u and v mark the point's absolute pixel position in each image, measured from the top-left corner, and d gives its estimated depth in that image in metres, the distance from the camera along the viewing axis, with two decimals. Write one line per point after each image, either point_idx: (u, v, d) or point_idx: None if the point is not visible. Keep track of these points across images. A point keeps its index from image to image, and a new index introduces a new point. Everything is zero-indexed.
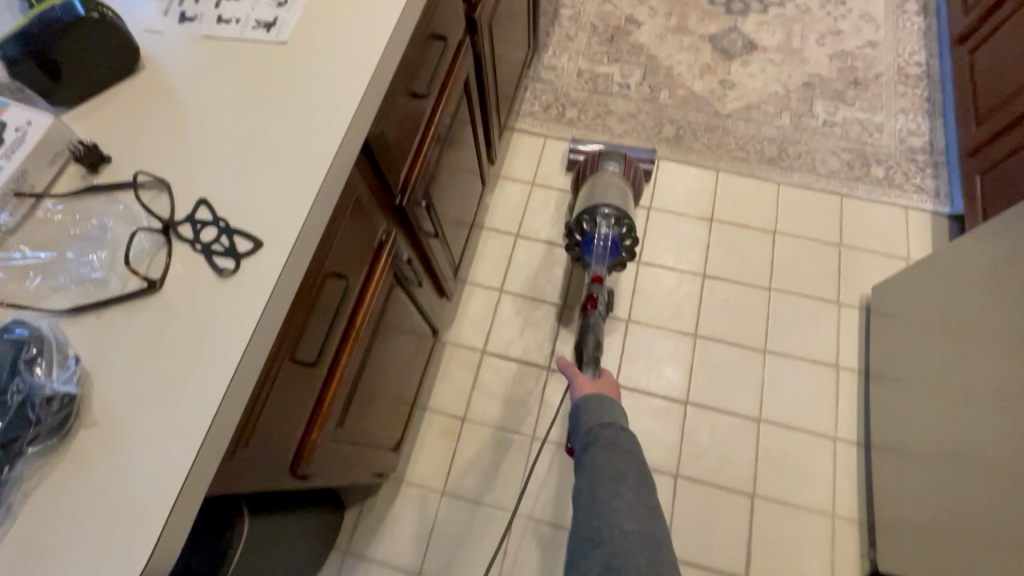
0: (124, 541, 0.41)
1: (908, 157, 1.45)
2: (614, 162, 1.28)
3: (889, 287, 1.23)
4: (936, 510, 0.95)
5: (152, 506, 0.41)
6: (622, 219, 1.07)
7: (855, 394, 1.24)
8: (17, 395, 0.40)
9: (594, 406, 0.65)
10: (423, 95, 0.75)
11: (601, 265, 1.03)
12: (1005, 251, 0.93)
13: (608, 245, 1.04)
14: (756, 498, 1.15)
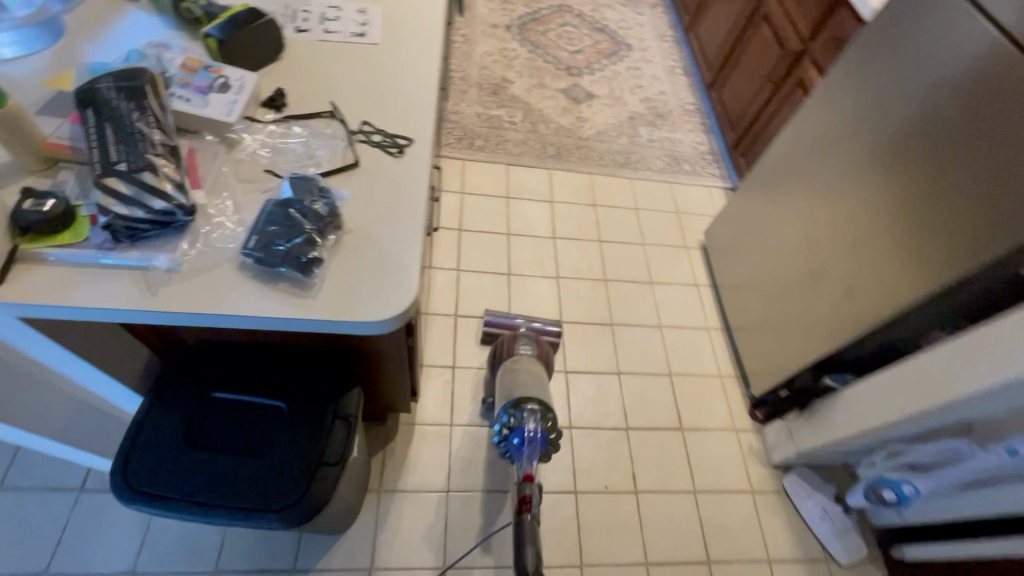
0: (399, 283, 0.66)
1: (700, 156, 2.20)
2: (527, 344, 1.35)
3: (714, 229, 1.87)
4: (777, 338, 1.50)
5: (407, 265, 0.67)
6: (548, 413, 1.05)
7: (712, 300, 1.81)
8: (321, 201, 0.67)
9: None
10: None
11: (529, 458, 1.00)
12: (766, 181, 1.58)
13: (534, 441, 1.01)
14: (674, 376, 1.61)
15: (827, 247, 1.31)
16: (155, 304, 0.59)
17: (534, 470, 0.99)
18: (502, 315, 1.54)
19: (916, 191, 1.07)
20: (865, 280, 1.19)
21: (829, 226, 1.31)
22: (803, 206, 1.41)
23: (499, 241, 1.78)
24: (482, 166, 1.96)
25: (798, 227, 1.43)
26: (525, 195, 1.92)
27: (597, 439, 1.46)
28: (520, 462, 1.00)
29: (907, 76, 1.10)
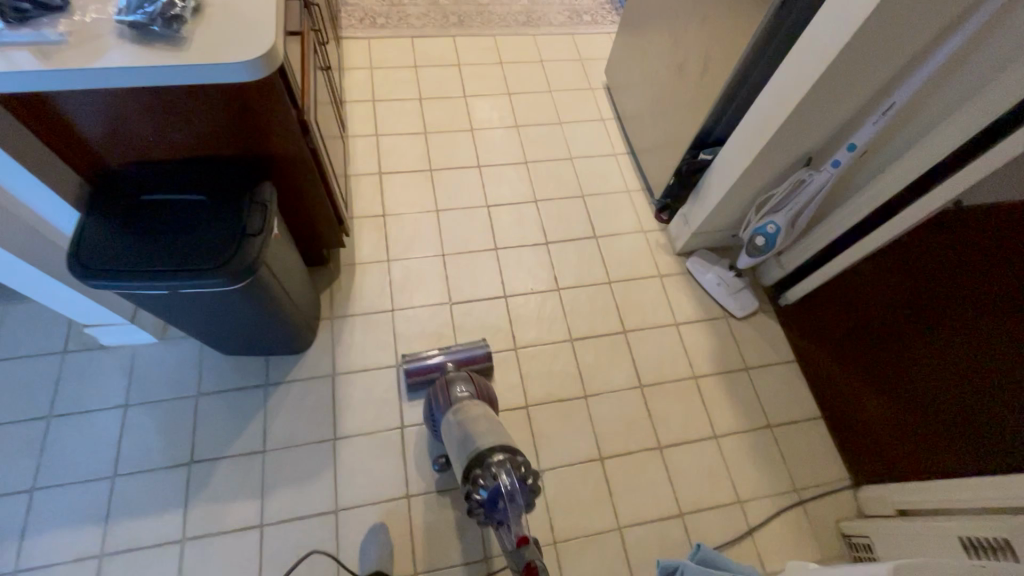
0: (259, 38, 0.79)
1: (599, 6, 2.28)
2: (464, 384, 1.25)
3: (613, 66, 1.99)
4: (666, 143, 1.67)
5: (264, 24, 0.80)
6: (517, 458, 0.99)
7: (618, 130, 1.96)
8: None
9: None
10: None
11: (516, 518, 0.94)
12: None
13: (514, 495, 0.94)
14: (586, 197, 1.79)
15: (685, 38, 1.46)
16: (52, 66, 0.72)
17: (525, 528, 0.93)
18: (420, 359, 1.40)
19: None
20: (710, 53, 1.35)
21: (683, 18, 1.45)
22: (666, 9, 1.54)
23: (412, 106, 1.89)
24: (387, 41, 2.03)
25: (666, 31, 1.56)
26: (432, 63, 2.01)
27: (522, 256, 1.65)
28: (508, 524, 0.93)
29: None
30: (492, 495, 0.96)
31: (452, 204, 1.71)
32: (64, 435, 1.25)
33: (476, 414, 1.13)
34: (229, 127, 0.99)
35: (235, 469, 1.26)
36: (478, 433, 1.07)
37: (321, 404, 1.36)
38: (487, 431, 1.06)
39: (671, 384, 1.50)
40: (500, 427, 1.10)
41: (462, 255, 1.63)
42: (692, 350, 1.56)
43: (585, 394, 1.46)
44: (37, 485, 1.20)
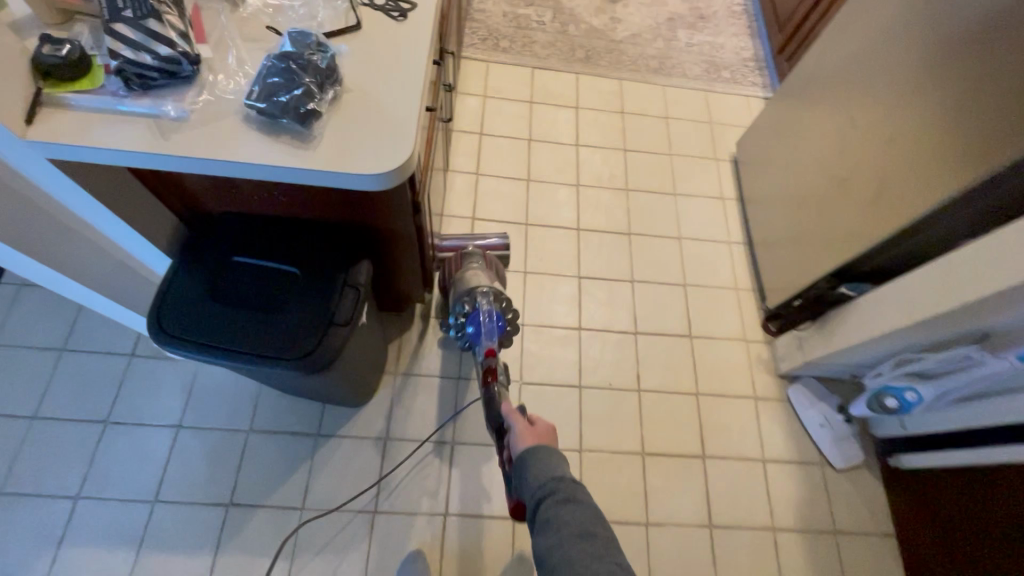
0: (396, 145, 0.68)
1: (742, 63, 2.06)
2: (475, 258, 1.25)
3: (747, 140, 1.78)
4: (798, 251, 1.46)
5: (404, 127, 0.69)
6: (500, 297, 1.17)
7: (737, 214, 1.76)
8: (319, 53, 0.68)
9: (543, 462, 0.79)
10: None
11: (489, 339, 1.10)
12: (808, 82, 1.46)
13: (490, 318, 1.12)
14: (688, 286, 1.61)
15: (856, 151, 1.25)
16: (168, 149, 0.64)
17: (496, 347, 1.09)
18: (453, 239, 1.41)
19: (952, 77, 1.00)
20: (888, 181, 1.14)
21: (860, 127, 1.24)
22: (837, 109, 1.33)
23: (520, 146, 1.76)
24: (507, 68, 1.91)
25: (831, 132, 1.35)
26: (549, 100, 1.87)
27: (606, 341, 1.50)
28: (481, 340, 1.10)
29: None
30: (474, 316, 1.13)
31: (541, 267, 1.58)
32: (115, 446, 1.23)
33: (483, 271, 1.25)
34: (339, 200, 0.90)
35: (270, 521, 1.21)
36: (474, 274, 1.20)
37: (368, 468, 1.28)
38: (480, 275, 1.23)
39: (746, 531, 1.33)
40: (496, 283, 1.24)
41: (542, 329, 1.50)
42: (776, 495, 1.37)
43: (647, 520, 1.32)
44: (81, 495, 1.19)
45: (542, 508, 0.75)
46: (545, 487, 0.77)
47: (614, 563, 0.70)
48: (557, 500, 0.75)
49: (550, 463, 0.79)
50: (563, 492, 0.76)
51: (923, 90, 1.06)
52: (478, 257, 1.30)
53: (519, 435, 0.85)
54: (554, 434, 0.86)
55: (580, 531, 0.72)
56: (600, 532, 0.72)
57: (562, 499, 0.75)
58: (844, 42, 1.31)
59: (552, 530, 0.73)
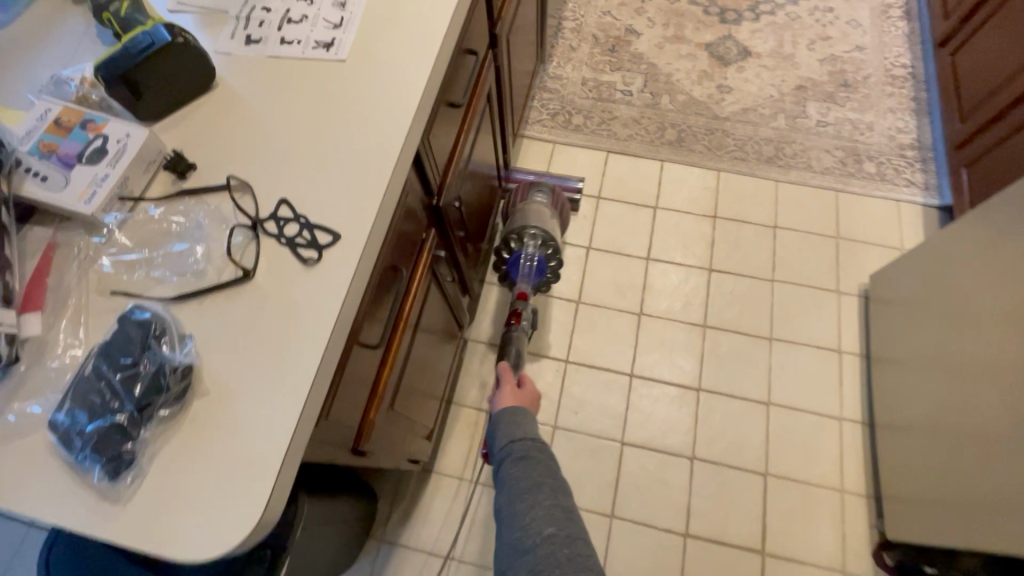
0: (240, 495, 0.46)
1: (897, 153, 1.54)
2: (543, 193, 1.28)
3: (886, 275, 1.30)
4: (944, 479, 1.01)
5: (261, 461, 0.47)
6: (547, 241, 1.17)
7: (858, 377, 1.30)
8: (150, 365, 0.48)
9: (506, 423, 0.73)
10: (457, 105, 0.83)
11: (525, 282, 1.15)
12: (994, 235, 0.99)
13: (531, 262, 1.14)
14: (770, 477, 1.21)
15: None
16: None
17: (529, 290, 1.16)
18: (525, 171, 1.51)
19: None
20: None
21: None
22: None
23: (575, 254, 1.46)
24: (575, 152, 1.61)
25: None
26: (621, 195, 1.54)
27: (643, 538, 1.18)
28: (518, 282, 1.16)
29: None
30: (516, 257, 1.15)
31: (576, 421, 1.29)
32: None
33: (538, 207, 1.25)
34: None
35: None
36: (536, 210, 1.22)
37: None
38: (536, 212, 1.22)
39: None
40: (551, 223, 1.21)
41: None
42: None
43: None
44: None
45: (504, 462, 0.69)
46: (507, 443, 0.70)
47: (554, 504, 0.63)
48: (511, 458, 0.68)
49: (512, 424, 0.73)
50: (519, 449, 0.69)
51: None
52: (539, 195, 1.28)
53: (499, 397, 0.82)
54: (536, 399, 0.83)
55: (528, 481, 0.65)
56: (545, 480, 0.65)
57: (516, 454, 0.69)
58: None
59: (505, 488, 0.66)
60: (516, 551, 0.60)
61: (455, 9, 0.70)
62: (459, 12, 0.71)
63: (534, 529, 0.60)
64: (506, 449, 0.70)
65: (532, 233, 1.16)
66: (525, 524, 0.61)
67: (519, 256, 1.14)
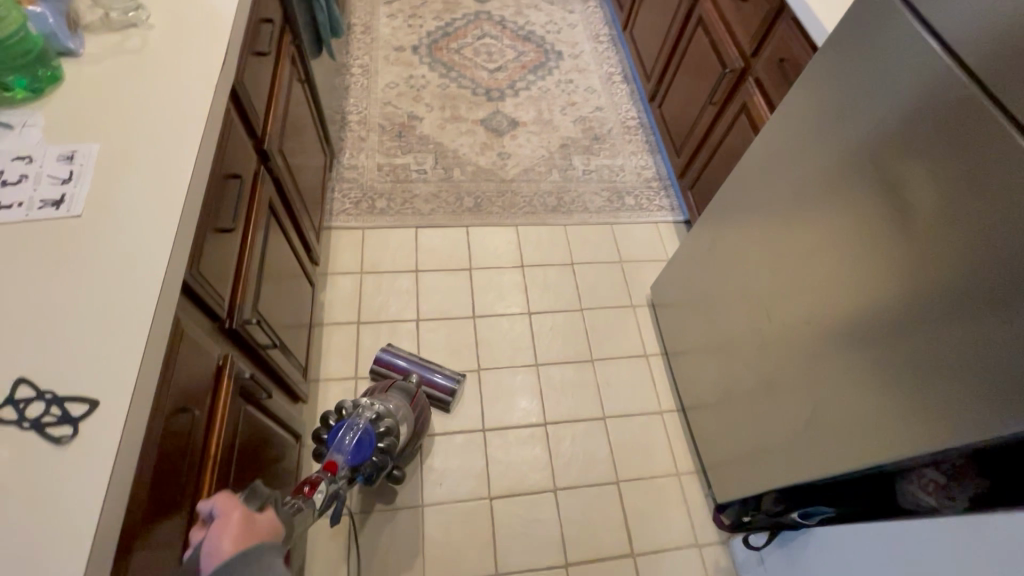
0: None
1: (646, 185, 1.91)
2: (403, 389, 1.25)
3: (660, 284, 1.59)
4: (737, 438, 1.24)
5: None
6: (383, 417, 1.08)
7: (665, 372, 1.54)
8: None
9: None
10: (230, 230, 0.83)
11: (338, 454, 0.94)
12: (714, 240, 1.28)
13: (355, 428, 0.99)
14: (622, 483, 1.35)
15: (784, 339, 1.06)
16: None
17: (342, 463, 0.92)
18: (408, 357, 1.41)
19: (873, 290, 0.83)
20: (840, 397, 0.93)
21: (782, 313, 1.06)
22: (754, 281, 1.14)
23: (405, 329, 1.51)
24: (385, 233, 1.68)
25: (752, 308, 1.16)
26: (437, 264, 1.64)
27: None
28: (331, 452, 0.94)
29: (856, 119, 0.85)
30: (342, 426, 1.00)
31: (442, 493, 1.30)
32: None
33: (391, 406, 1.15)
34: None
35: None
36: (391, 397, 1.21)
37: None
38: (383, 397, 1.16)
39: None
40: (398, 416, 1.14)
41: None
42: None
43: None
44: None
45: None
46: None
47: None
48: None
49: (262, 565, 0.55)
50: None
51: (852, 288, 0.87)
52: (401, 393, 1.23)
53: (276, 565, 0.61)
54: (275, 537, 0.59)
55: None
56: None
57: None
58: (745, 208, 1.15)
59: None
60: None
61: (200, 149, 0.73)
62: (207, 150, 0.74)
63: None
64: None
65: (376, 416, 1.06)
66: None
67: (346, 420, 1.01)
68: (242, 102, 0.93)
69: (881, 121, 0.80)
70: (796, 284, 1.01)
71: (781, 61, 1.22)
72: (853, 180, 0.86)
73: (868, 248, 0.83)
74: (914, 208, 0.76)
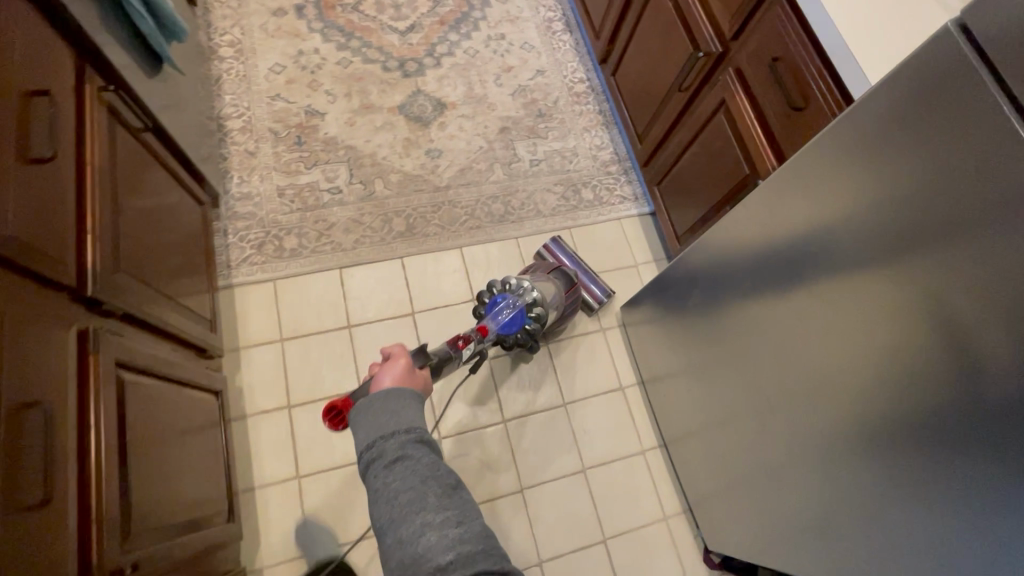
0: None
1: (604, 171, 1.65)
2: (562, 279, 1.34)
3: (632, 306, 1.41)
4: (728, 498, 1.15)
5: None
6: (534, 304, 1.20)
7: (643, 405, 1.41)
8: None
9: (375, 408, 0.68)
10: (43, 500, 0.57)
11: (490, 322, 1.13)
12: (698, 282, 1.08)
13: (511, 303, 1.16)
14: (609, 540, 1.27)
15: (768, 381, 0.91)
16: None
17: (493, 329, 1.11)
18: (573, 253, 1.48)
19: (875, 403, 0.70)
20: (828, 456, 0.81)
21: (760, 347, 0.91)
22: (731, 316, 0.98)
23: None
24: (303, 282, 1.38)
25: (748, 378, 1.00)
26: (373, 315, 1.38)
27: None
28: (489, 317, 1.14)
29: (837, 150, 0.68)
30: (501, 301, 1.17)
31: None
32: None
33: (550, 291, 1.26)
34: None
35: None
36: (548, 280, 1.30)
37: None
38: (545, 283, 1.26)
39: None
40: (551, 303, 1.26)
41: None
42: None
43: None
44: None
45: (370, 475, 0.63)
46: (372, 446, 0.65)
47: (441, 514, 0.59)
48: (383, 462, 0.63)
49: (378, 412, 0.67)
50: (389, 452, 0.63)
51: (840, 325, 0.73)
52: (562, 279, 1.33)
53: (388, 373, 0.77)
54: (406, 373, 0.78)
55: (414, 489, 0.60)
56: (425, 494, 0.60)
57: (389, 451, 0.63)
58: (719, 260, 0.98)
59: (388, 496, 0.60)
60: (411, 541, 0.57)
61: None
62: None
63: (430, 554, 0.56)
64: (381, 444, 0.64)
65: (532, 301, 1.18)
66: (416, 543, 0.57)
67: (505, 295, 1.17)
68: (26, 264, 0.62)
69: (872, 141, 0.63)
70: (776, 314, 0.85)
71: (775, 60, 0.95)
72: (842, 191, 0.68)
73: (864, 279, 0.67)
74: (921, 240, 0.60)
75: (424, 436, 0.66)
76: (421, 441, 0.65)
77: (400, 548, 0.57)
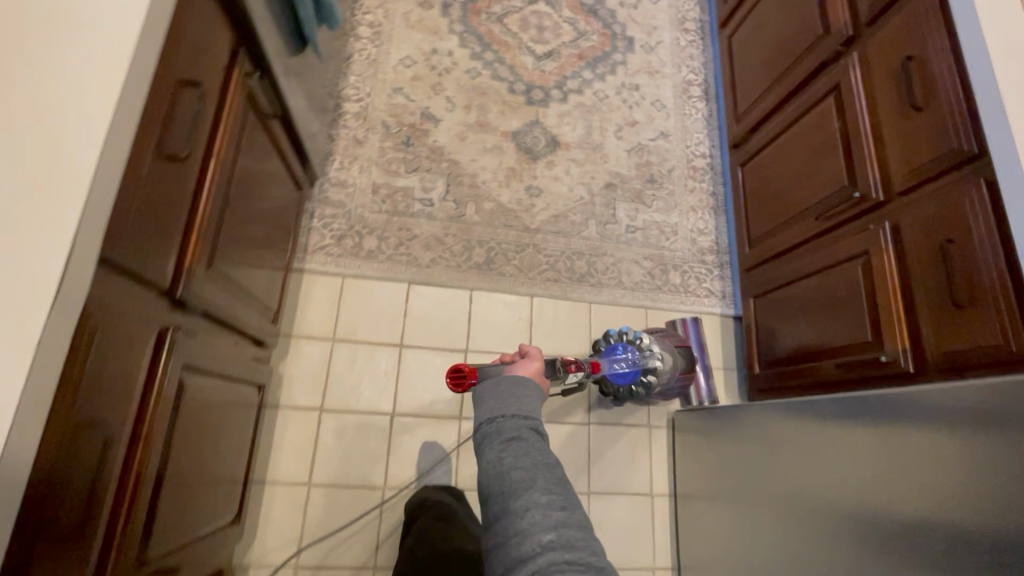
0: None
1: (699, 259, 1.55)
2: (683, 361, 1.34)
3: (689, 415, 1.32)
4: None
5: None
6: (656, 369, 1.27)
7: (668, 519, 1.33)
8: None
9: (494, 395, 0.76)
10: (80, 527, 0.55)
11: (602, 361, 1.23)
12: (800, 438, 1.00)
13: (634, 355, 1.25)
14: None
15: (830, 528, 0.89)
16: None
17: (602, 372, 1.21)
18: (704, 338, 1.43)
19: None
20: None
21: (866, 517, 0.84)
22: (838, 474, 0.90)
23: (377, 426, 1.27)
24: (370, 286, 1.36)
25: (814, 560, 0.90)
26: (426, 340, 1.35)
27: None
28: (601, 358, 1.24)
29: None
30: (621, 350, 1.26)
31: None
32: None
33: (669, 364, 1.29)
34: None
35: None
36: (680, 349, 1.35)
37: None
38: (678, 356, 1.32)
39: None
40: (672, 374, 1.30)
41: None
42: None
43: None
44: None
45: (484, 443, 0.71)
46: (491, 423, 0.72)
47: (551, 498, 0.62)
48: (502, 440, 0.69)
49: (501, 400, 0.75)
50: (508, 430, 0.70)
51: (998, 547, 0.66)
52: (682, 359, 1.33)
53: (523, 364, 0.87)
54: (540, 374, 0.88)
55: (528, 470, 0.65)
56: (541, 476, 0.65)
57: (504, 432, 0.70)
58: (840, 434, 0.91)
59: (497, 471, 0.66)
60: (518, 540, 0.59)
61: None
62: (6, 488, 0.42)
63: (531, 536, 0.59)
64: (496, 423, 0.72)
65: (653, 366, 1.26)
66: (522, 529, 0.60)
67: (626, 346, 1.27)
68: (127, 267, 0.60)
69: None
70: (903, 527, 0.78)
71: (947, 240, 0.86)
72: None
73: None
74: None
75: (535, 426, 0.72)
76: (534, 429, 0.71)
77: (502, 518, 0.62)
